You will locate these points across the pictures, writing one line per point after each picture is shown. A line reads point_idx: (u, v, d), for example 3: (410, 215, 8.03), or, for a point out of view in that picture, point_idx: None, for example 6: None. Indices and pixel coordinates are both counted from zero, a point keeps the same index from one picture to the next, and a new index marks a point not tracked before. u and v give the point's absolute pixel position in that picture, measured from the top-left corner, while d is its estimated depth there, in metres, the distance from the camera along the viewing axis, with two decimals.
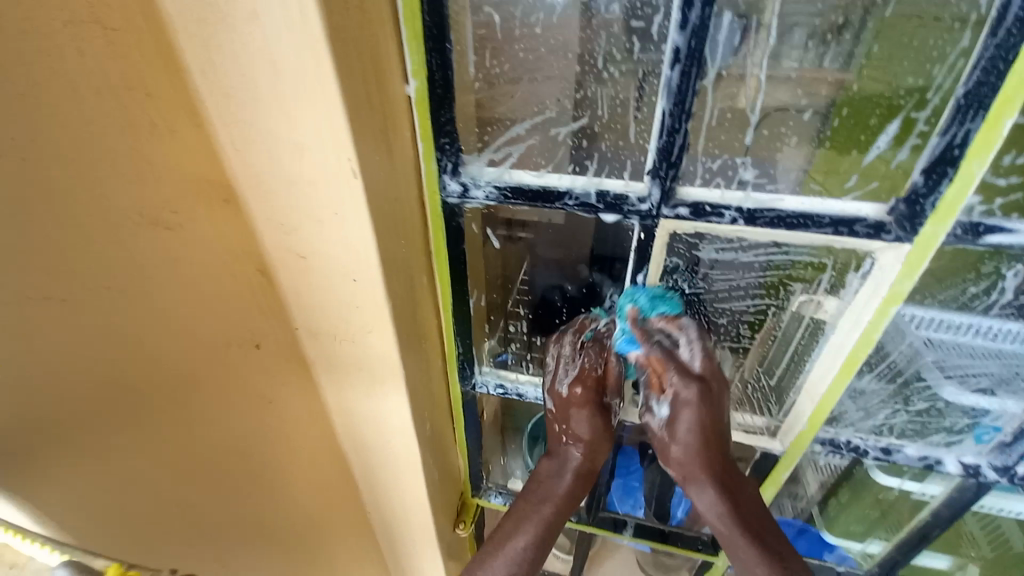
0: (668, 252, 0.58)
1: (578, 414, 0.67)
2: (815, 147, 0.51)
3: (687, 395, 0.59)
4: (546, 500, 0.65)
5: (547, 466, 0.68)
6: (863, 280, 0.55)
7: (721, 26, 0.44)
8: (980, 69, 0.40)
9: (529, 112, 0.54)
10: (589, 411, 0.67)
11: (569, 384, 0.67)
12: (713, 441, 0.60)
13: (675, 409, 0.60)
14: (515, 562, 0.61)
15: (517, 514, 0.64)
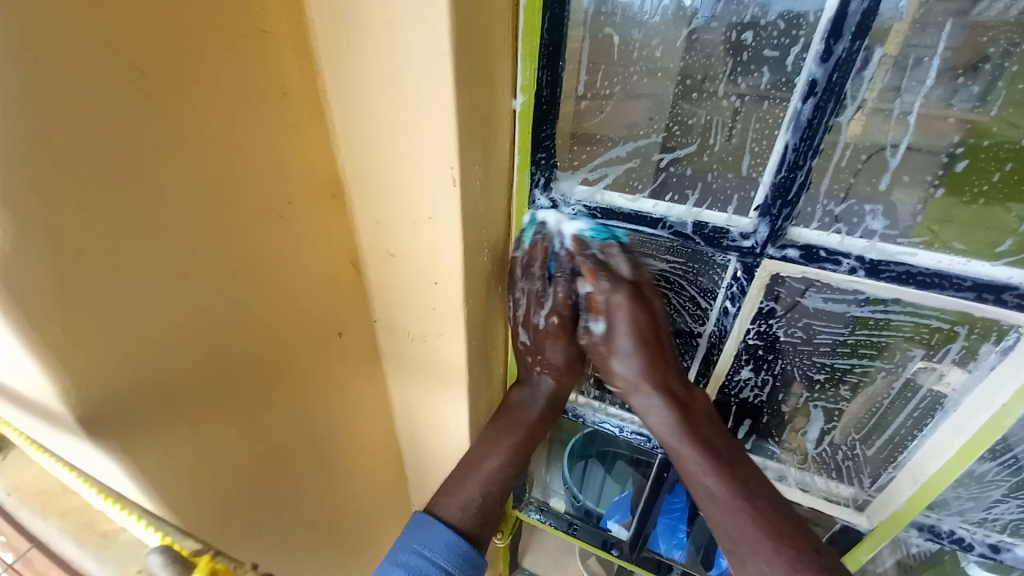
0: (765, 294, 0.53)
1: (551, 342, 0.62)
2: (943, 195, 0.44)
3: (616, 300, 0.56)
4: (515, 429, 0.65)
5: (519, 393, 0.67)
6: (1003, 356, 0.47)
7: (871, 61, 0.39)
8: None
9: (634, 135, 0.53)
10: (565, 342, 0.62)
11: (545, 315, 0.61)
12: (653, 343, 0.57)
13: (609, 318, 0.57)
14: (489, 483, 0.62)
15: (490, 436, 0.65)
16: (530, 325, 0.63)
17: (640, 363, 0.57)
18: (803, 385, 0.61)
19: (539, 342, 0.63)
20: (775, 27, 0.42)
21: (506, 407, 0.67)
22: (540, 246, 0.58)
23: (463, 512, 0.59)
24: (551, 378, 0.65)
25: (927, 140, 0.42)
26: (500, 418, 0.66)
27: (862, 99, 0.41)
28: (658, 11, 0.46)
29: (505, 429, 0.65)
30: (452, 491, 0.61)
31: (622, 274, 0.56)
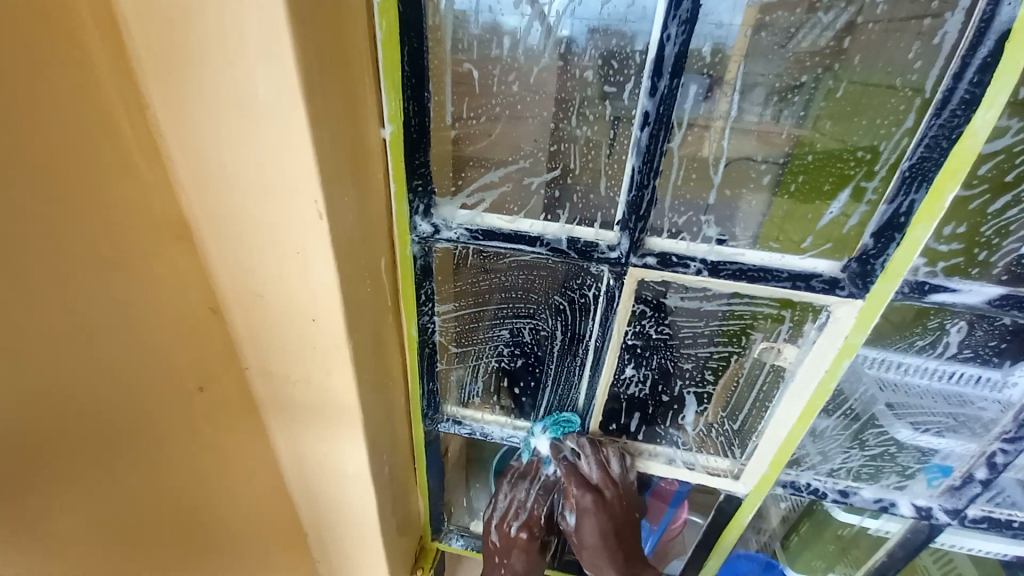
0: (635, 298, 0.59)
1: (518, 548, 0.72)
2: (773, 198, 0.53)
3: (586, 504, 0.67)
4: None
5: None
6: (820, 331, 0.56)
7: (688, 94, 0.47)
8: (924, 145, 0.44)
9: (505, 161, 0.55)
10: (529, 552, 0.72)
11: (516, 527, 0.72)
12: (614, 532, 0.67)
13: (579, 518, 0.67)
14: None
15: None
16: (502, 533, 0.74)
17: (597, 532, 0.66)
18: (679, 375, 0.68)
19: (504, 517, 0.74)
20: (612, 65, 0.48)
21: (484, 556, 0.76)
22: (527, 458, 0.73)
23: None
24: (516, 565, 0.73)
25: (750, 155, 0.52)
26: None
27: (704, 119, 0.49)
28: (512, 47, 0.49)
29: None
30: None
31: (591, 480, 0.68)
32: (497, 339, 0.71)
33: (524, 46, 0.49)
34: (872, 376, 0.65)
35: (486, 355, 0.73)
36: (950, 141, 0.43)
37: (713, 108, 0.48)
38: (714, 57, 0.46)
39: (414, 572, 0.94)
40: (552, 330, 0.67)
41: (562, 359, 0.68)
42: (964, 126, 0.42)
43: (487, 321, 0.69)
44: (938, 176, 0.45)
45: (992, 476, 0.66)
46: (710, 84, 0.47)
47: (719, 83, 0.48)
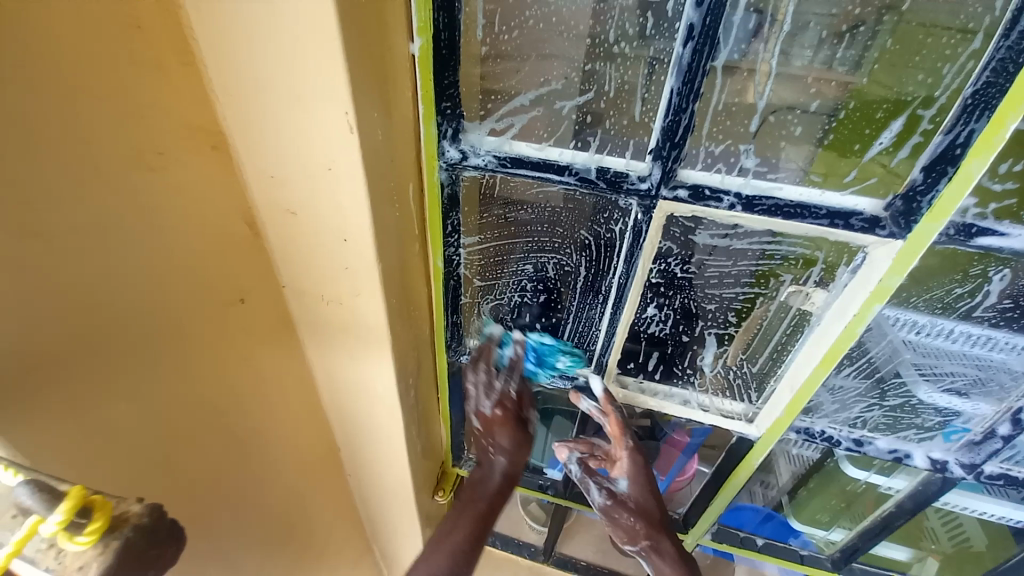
0: (662, 234, 0.58)
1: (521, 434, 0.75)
2: (816, 147, 0.51)
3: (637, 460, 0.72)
4: (478, 499, 0.71)
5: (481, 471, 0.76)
6: (853, 274, 0.55)
7: (737, 8, 0.44)
8: (990, 69, 0.41)
9: (536, 83, 0.54)
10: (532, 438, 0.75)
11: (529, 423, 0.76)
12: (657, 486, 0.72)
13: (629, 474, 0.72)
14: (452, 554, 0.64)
15: (455, 511, 0.69)
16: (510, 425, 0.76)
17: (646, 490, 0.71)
18: (701, 316, 0.68)
19: (495, 422, 0.74)
20: None
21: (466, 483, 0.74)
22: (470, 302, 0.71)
23: None
24: (502, 458, 0.74)
25: (788, 92, 0.50)
26: (459, 500, 0.71)
27: (752, 59, 0.48)
28: None
29: (468, 502, 0.70)
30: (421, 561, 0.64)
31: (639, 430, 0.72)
32: (519, 274, 0.71)
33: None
34: (898, 324, 0.64)
35: (509, 289, 0.74)
36: (1017, 66, 0.40)
37: (760, 43, 0.47)
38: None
39: (435, 493, 1.01)
40: (575, 266, 0.67)
41: (584, 296, 0.69)
42: None
43: (512, 255, 0.69)
44: (1002, 103, 0.42)
45: (1015, 433, 0.65)
46: (760, 22, 0.46)
47: (769, 19, 0.46)
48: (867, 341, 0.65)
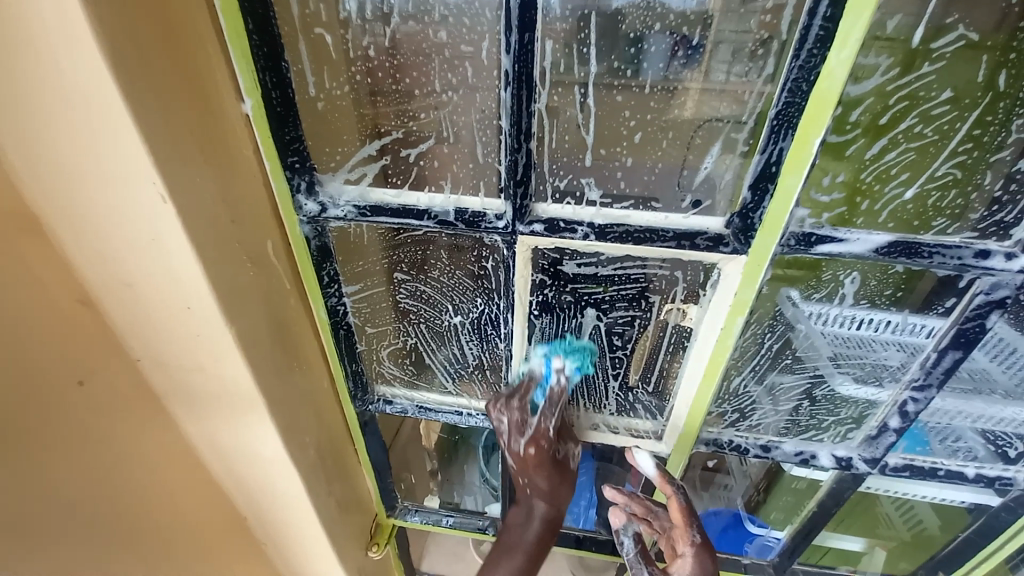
0: (533, 266, 0.59)
1: (535, 466, 0.65)
2: (743, 154, 0.49)
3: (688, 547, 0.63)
4: (515, 549, 0.70)
5: (516, 515, 0.71)
6: (713, 290, 0.57)
7: (544, 52, 0.46)
8: (788, 90, 0.43)
9: (378, 134, 0.54)
10: (545, 469, 0.66)
11: (523, 445, 0.65)
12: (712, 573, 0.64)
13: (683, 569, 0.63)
14: None
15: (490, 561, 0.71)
16: (512, 455, 0.66)
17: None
18: (590, 344, 0.67)
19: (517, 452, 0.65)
20: (463, 25, 0.47)
21: (503, 530, 0.72)
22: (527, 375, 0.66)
23: None
24: (540, 502, 0.69)
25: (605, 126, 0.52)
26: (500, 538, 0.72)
27: (674, 83, 0.49)
28: (358, 9, 0.48)
29: (503, 551, 0.70)
30: None
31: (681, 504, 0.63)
32: (412, 315, 0.71)
33: (408, 23, 0.49)
34: (780, 325, 0.66)
35: (404, 331, 0.73)
36: (809, 84, 0.42)
37: (685, 66, 0.48)
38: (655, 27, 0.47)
39: (369, 547, 0.97)
40: (462, 303, 0.67)
41: (478, 330, 0.69)
42: (821, 66, 0.42)
43: (400, 297, 0.69)
44: (801, 119, 0.44)
45: (904, 424, 0.67)
46: (679, 41, 0.47)
47: (699, 46, 0.47)
48: (755, 342, 0.67)
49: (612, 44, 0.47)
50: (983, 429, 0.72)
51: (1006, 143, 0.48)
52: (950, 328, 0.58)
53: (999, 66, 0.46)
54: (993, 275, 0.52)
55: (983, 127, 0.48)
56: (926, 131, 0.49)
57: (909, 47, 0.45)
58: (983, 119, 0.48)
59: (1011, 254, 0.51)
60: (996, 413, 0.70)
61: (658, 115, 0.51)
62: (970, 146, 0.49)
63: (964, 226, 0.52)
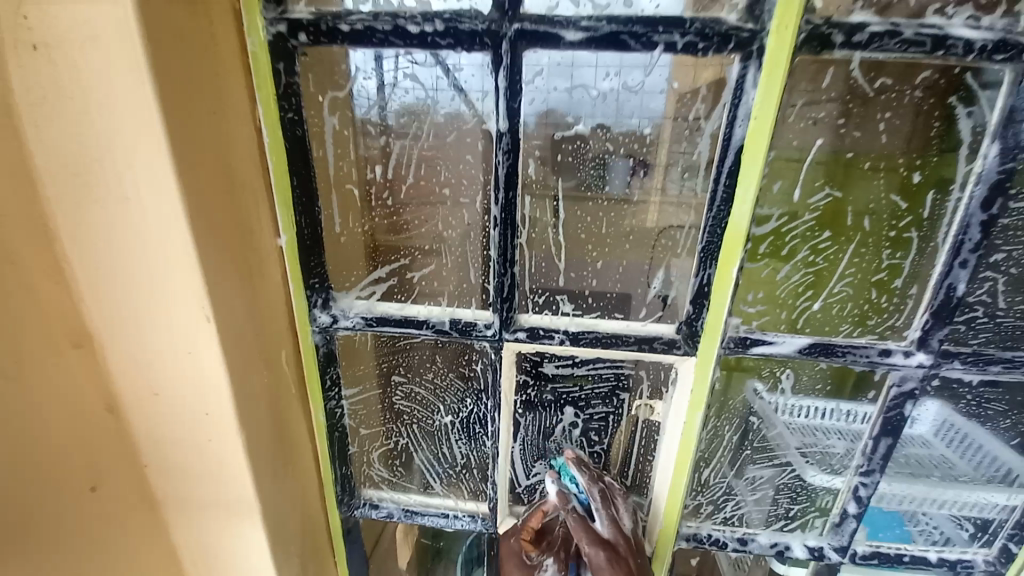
0: (518, 368, 0.67)
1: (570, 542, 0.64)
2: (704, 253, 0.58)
3: None
4: None
5: None
6: (673, 387, 0.66)
7: (524, 204, 0.61)
8: (708, 231, 0.57)
9: (388, 260, 0.66)
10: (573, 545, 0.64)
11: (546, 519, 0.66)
12: None
13: None
14: None
15: None
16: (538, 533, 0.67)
17: None
18: (569, 438, 0.74)
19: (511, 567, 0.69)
20: (461, 182, 0.62)
21: None
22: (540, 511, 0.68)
23: None
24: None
25: (578, 262, 0.64)
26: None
27: (634, 203, 0.62)
28: (382, 171, 0.63)
29: None
30: None
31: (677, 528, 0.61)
32: (405, 415, 0.76)
33: (419, 181, 0.63)
34: (734, 419, 0.74)
35: (396, 431, 0.77)
36: (722, 229, 0.57)
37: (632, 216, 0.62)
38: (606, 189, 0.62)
39: None
40: (452, 403, 0.73)
41: (467, 429, 0.74)
42: (727, 216, 0.56)
43: (395, 400, 0.75)
44: (720, 252, 0.58)
45: (861, 510, 0.73)
46: (636, 164, 0.60)
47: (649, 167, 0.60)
48: (712, 434, 0.74)
49: (575, 198, 0.62)
50: (954, 514, 0.76)
51: (884, 267, 0.61)
52: (877, 414, 0.68)
53: (865, 211, 0.60)
54: (899, 368, 0.63)
55: (862, 256, 0.62)
56: (819, 259, 0.62)
57: (796, 201, 0.60)
58: (863, 249, 0.62)
59: (908, 351, 0.62)
60: (955, 501, 0.74)
61: (614, 247, 0.64)
62: (861, 270, 0.62)
63: (869, 330, 0.63)
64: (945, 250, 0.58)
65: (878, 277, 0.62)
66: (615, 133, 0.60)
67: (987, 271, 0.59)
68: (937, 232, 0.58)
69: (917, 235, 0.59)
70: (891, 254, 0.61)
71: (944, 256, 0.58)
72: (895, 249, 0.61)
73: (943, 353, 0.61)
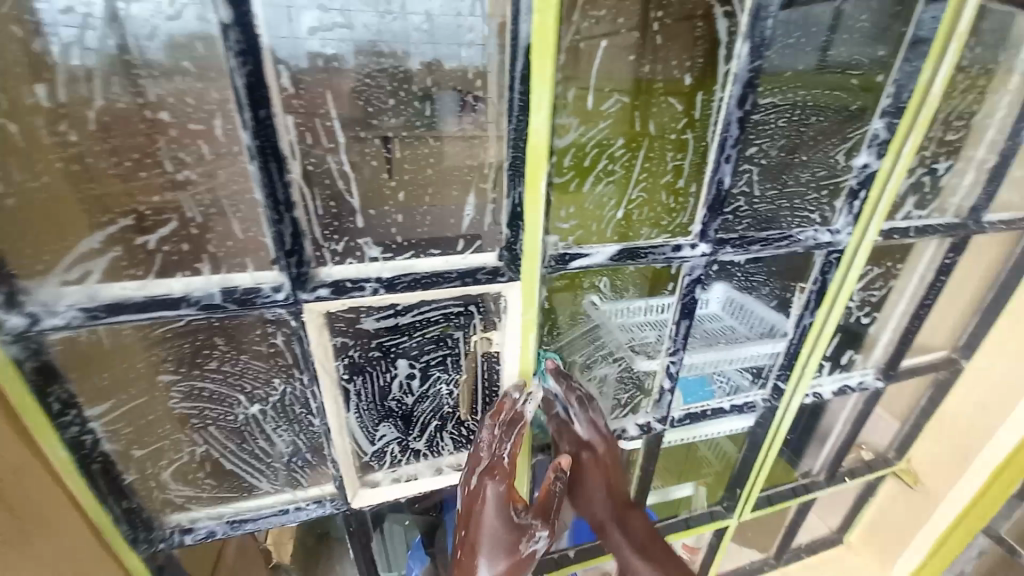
0: (331, 330, 0.57)
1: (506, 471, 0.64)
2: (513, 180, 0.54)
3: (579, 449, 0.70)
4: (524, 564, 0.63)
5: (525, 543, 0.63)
6: (505, 315, 0.64)
7: (286, 125, 0.46)
8: (513, 148, 0.53)
9: (101, 222, 0.46)
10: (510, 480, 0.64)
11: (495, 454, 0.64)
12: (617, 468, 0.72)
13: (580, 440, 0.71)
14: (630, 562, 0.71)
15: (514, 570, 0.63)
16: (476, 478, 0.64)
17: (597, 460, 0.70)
18: (416, 394, 0.67)
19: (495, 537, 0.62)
20: (188, 103, 0.45)
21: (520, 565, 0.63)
22: (504, 402, 0.66)
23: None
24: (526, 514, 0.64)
25: (374, 197, 0.54)
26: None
27: (427, 122, 0.53)
28: (49, 95, 0.42)
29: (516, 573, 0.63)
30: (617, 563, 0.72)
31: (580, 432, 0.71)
32: (198, 417, 0.60)
33: (116, 103, 0.44)
34: (571, 324, 0.78)
35: (193, 438, 0.61)
36: (524, 144, 0.52)
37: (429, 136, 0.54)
38: (390, 103, 0.52)
39: None
40: (258, 386, 0.60)
41: (285, 410, 0.63)
42: (527, 129, 0.52)
43: (174, 403, 0.58)
44: (526, 165, 0.53)
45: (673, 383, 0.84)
46: (463, 98, 0.52)
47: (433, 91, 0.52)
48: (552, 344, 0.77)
49: (356, 119, 0.50)
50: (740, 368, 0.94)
51: (669, 169, 0.66)
52: (679, 303, 0.76)
53: (647, 117, 0.63)
54: (689, 260, 0.70)
55: (653, 162, 0.65)
56: (616, 167, 0.64)
57: (591, 108, 0.59)
58: (652, 156, 0.65)
59: (693, 244, 0.68)
60: (735, 358, 0.90)
61: (415, 175, 0.55)
62: (652, 174, 0.66)
63: (663, 230, 0.68)
64: (715, 147, 0.63)
65: (667, 178, 0.66)
66: (405, 53, 0.50)
67: (744, 166, 0.68)
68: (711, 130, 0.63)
69: (692, 135, 0.64)
70: (675, 158, 0.65)
71: (714, 154, 0.63)
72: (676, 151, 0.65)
73: (718, 241, 0.70)
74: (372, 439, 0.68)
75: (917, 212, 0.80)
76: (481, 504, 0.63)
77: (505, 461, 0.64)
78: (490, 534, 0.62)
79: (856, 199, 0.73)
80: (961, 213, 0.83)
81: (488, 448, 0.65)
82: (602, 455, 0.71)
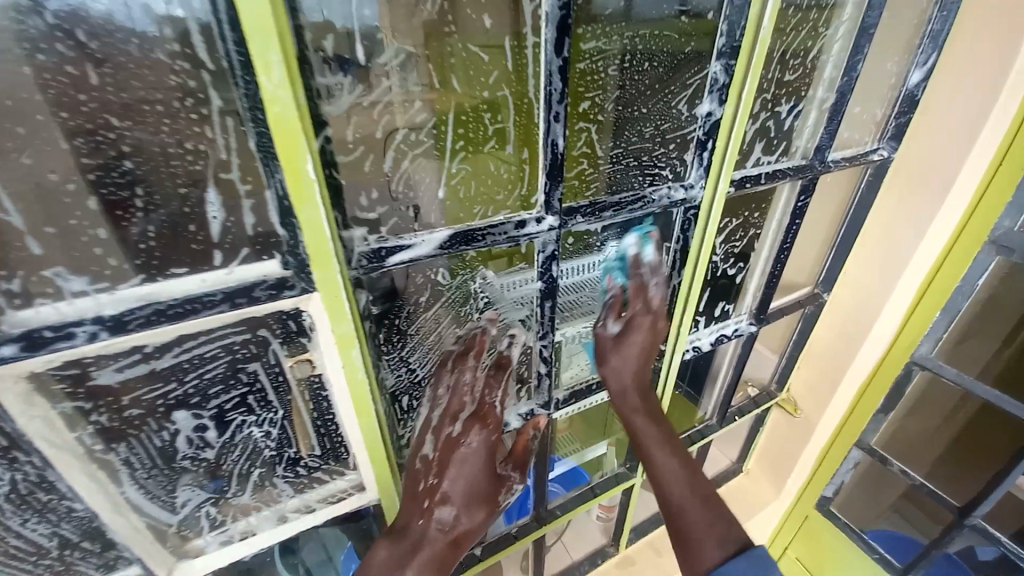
0: (51, 395, 0.42)
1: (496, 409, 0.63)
2: (263, 162, 0.40)
3: (637, 321, 0.74)
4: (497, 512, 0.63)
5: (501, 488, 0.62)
6: (314, 331, 0.52)
7: None
8: (250, 122, 0.39)
9: None
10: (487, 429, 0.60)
11: (461, 399, 0.62)
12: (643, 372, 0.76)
13: (628, 328, 0.74)
14: (677, 481, 0.70)
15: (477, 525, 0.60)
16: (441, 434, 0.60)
17: (630, 361, 0.75)
18: (216, 444, 0.55)
19: (472, 487, 0.59)
20: None
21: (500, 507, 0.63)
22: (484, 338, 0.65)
23: (720, 544, 0.65)
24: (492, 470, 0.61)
25: (46, 213, 0.37)
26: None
27: (104, 93, 0.36)
28: None
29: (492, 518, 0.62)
30: (659, 474, 0.71)
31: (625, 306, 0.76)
32: None
33: None
34: (416, 331, 0.63)
35: None
36: (264, 114, 0.38)
37: (116, 112, 0.37)
38: (22, 67, 0.33)
39: None
40: None
41: (25, 509, 0.46)
42: (262, 89, 0.37)
43: None
44: (279, 148, 0.39)
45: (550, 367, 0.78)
46: (171, 59, 0.36)
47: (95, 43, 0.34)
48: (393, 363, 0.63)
49: None
50: None
51: (490, 134, 0.56)
52: (541, 288, 0.69)
53: (446, 72, 0.51)
54: (539, 237, 0.62)
55: (470, 128, 0.55)
56: (422, 137, 0.52)
57: (368, 63, 0.46)
58: (465, 118, 0.54)
59: (539, 218, 0.61)
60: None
61: (112, 173, 0.38)
62: (471, 142, 0.56)
63: (501, 207, 0.59)
64: (538, 105, 0.54)
65: (489, 146, 0.57)
66: None
67: (582, 125, 0.61)
68: (530, 87, 0.54)
69: (508, 91, 0.54)
70: (495, 121, 0.55)
71: (541, 118, 0.55)
72: (494, 113, 0.55)
73: (564, 211, 0.62)
74: (174, 506, 0.56)
75: (766, 158, 0.79)
76: (461, 450, 0.59)
77: (495, 408, 0.62)
78: (463, 489, 0.59)
79: (705, 151, 0.68)
80: (807, 155, 0.84)
81: (466, 392, 0.62)
82: (622, 378, 0.75)
